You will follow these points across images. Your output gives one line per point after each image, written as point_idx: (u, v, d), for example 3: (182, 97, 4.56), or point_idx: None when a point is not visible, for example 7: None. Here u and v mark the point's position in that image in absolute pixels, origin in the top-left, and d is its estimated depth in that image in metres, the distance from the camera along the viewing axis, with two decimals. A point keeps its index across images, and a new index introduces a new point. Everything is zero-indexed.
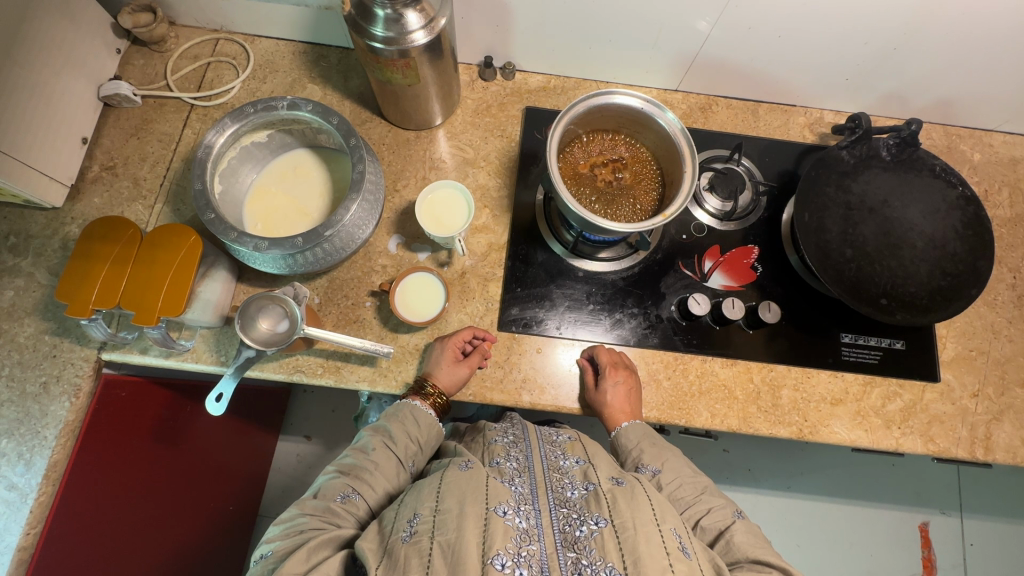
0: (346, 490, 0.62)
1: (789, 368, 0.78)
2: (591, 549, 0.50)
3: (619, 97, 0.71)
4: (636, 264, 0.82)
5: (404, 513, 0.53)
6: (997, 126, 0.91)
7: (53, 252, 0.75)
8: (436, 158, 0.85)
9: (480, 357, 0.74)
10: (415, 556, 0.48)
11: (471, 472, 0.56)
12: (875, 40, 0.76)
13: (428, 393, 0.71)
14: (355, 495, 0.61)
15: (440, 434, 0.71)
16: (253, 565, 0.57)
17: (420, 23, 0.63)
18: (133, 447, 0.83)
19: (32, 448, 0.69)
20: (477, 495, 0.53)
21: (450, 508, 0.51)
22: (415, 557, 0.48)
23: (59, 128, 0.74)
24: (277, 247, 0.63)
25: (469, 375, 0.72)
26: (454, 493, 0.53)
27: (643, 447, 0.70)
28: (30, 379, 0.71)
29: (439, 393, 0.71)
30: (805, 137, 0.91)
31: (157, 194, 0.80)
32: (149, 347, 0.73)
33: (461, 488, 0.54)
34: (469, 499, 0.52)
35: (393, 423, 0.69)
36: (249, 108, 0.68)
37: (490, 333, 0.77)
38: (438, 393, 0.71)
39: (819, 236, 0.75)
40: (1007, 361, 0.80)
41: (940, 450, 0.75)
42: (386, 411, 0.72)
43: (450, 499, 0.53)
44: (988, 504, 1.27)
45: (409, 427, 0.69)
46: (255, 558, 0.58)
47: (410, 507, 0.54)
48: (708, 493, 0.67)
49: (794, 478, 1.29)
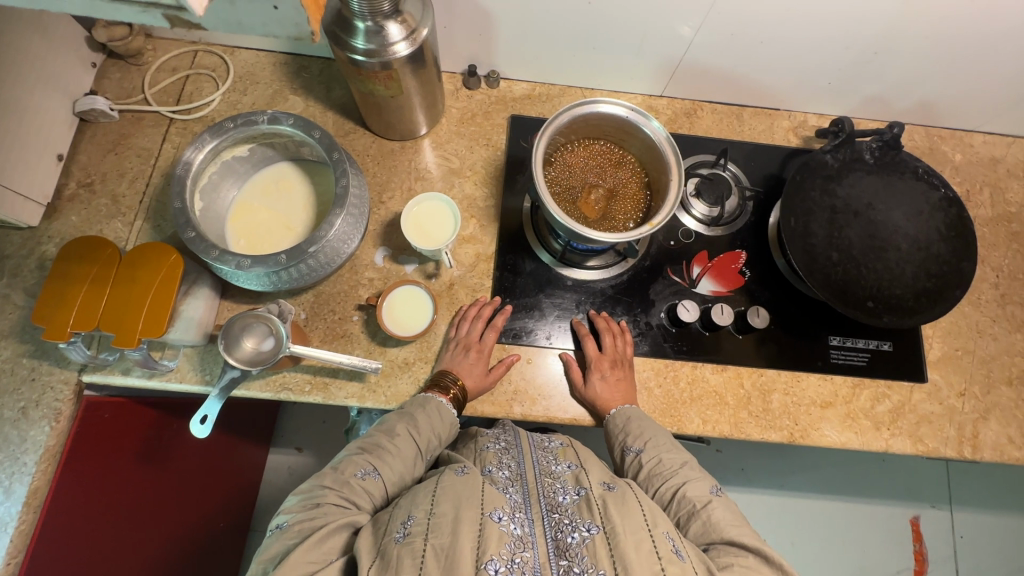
0: (366, 467, 0.61)
1: (779, 372, 0.78)
2: (582, 557, 0.50)
3: (604, 105, 0.71)
4: (624, 272, 0.81)
5: (399, 514, 0.53)
6: (978, 126, 0.92)
7: (31, 273, 0.74)
8: (422, 168, 0.84)
9: (504, 367, 0.74)
10: (409, 556, 0.47)
11: (468, 477, 0.56)
12: (856, 45, 0.76)
13: (449, 387, 0.70)
14: (375, 474, 0.61)
15: (459, 429, 0.71)
16: (269, 534, 0.57)
17: (402, 34, 0.63)
18: (117, 465, 0.80)
19: (12, 475, 0.67)
20: (472, 500, 0.52)
21: (446, 511, 0.51)
22: (409, 558, 0.47)
23: (34, 145, 0.72)
24: (261, 264, 0.62)
25: (492, 383, 0.73)
26: (450, 497, 0.53)
27: (629, 428, 0.69)
28: (9, 404, 0.69)
29: (461, 389, 0.70)
30: (790, 140, 0.91)
31: (136, 210, 0.78)
32: (131, 367, 0.71)
33: (457, 492, 0.53)
34: (465, 503, 0.52)
35: (420, 413, 0.67)
36: (228, 123, 0.67)
37: (506, 351, 0.77)
38: (460, 389, 0.70)
39: (805, 240, 0.76)
40: (993, 359, 0.81)
41: (929, 450, 0.76)
42: (412, 398, 0.71)
43: (447, 502, 0.52)
44: (976, 496, 1.29)
45: (433, 420, 0.67)
46: (271, 528, 0.58)
47: (406, 509, 0.53)
48: (688, 467, 0.65)
49: (788, 476, 1.30)
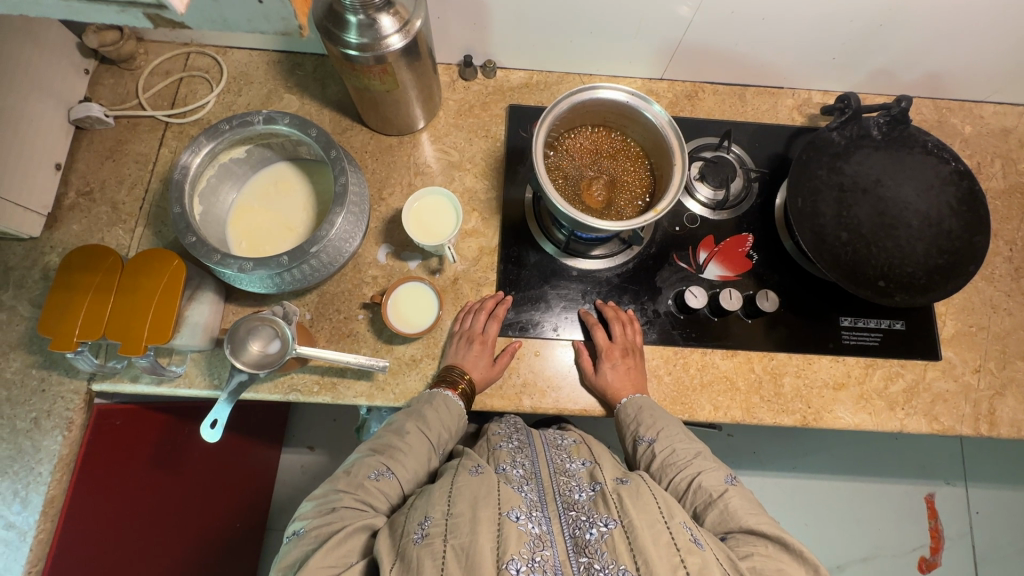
0: (380, 468, 0.61)
1: (790, 355, 0.77)
2: (602, 553, 0.49)
3: (604, 91, 0.69)
4: (630, 260, 0.80)
5: (416, 514, 0.53)
6: (987, 97, 0.90)
7: (35, 283, 0.74)
8: (421, 163, 0.83)
9: (509, 357, 0.73)
10: (430, 556, 0.47)
11: (483, 477, 0.55)
12: (860, 18, 0.74)
13: (458, 381, 0.69)
14: (389, 474, 0.61)
15: (466, 421, 0.70)
16: (286, 541, 0.56)
17: (395, 27, 0.62)
18: (130, 472, 0.80)
19: (28, 485, 0.67)
20: (489, 498, 0.52)
21: (463, 511, 0.51)
22: (429, 558, 0.47)
23: (31, 155, 0.72)
24: (263, 266, 0.62)
25: (497, 374, 0.73)
26: (466, 496, 0.53)
27: (641, 418, 0.68)
28: (21, 415, 0.70)
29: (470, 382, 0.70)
30: (794, 119, 0.90)
31: (137, 216, 0.78)
32: (140, 374, 0.71)
33: (473, 491, 0.53)
34: (482, 502, 0.52)
35: (427, 409, 0.67)
36: (224, 125, 0.66)
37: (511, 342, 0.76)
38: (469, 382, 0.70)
39: (814, 220, 0.74)
40: (1008, 334, 0.80)
41: (945, 429, 0.75)
42: (420, 395, 0.70)
43: (463, 502, 0.52)
44: (991, 471, 1.28)
45: (443, 415, 0.67)
46: (288, 534, 0.57)
47: (422, 508, 0.53)
48: (701, 457, 0.64)
49: (800, 458, 1.29)
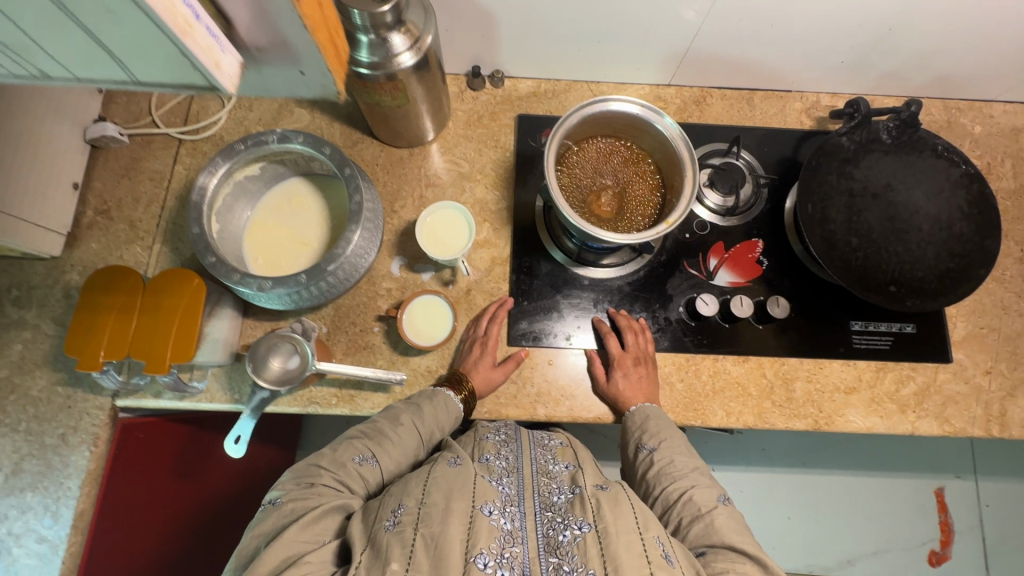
0: (364, 452, 0.62)
1: (802, 360, 0.78)
2: (572, 556, 0.50)
3: (615, 103, 0.70)
4: (640, 268, 0.81)
5: (390, 502, 0.54)
6: (998, 96, 0.90)
7: (58, 302, 0.75)
8: (431, 174, 0.84)
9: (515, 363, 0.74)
10: (399, 544, 0.48)
11: (461, 470, 0.56)
12: (869, 22, 0.74)
13: (464, 387, 0.71)
14: (372, 461, 0.62)
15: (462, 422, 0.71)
16: (262, 508, 0.59)
17: (406, 44, 0.62)
18: (155, 483, 0.82)
19: (57, 500, 0.69)
20: (464, 491, 0.53)
21: (437, 502, 0.52)
22: (398, 546, 0.48)
23: (49, 176, 0.73)
24: (281, 285, 0.63)
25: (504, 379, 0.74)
26: (442, 487, 0.53)
27: (647, 427, 0.69)
28: (49, 431, 0.72)
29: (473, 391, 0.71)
30: (803, 122, 0.90)
31: (154, 234, 0.79)
32: (162, 390, 0.73)
33: (449, 483, 0.54)
34: (456, 495, 0.52)
35: (427, 404, 0.68)
36: (239, 145, 0.67)
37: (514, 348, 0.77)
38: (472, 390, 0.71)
39: (824, 226, 0.75)
40: (1019, 335, 0.80)
41: (956, 431, 0.76)
42: (422, 391, 0.72)
43: (438, 494, 0.53)
44: (1002, 466, 1.29)
45: (439, 413, 0.68)
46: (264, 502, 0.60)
47: (396, 497, 0.54)
48: (699, 471, 0.66)
49: (810, 454, 1.30)
